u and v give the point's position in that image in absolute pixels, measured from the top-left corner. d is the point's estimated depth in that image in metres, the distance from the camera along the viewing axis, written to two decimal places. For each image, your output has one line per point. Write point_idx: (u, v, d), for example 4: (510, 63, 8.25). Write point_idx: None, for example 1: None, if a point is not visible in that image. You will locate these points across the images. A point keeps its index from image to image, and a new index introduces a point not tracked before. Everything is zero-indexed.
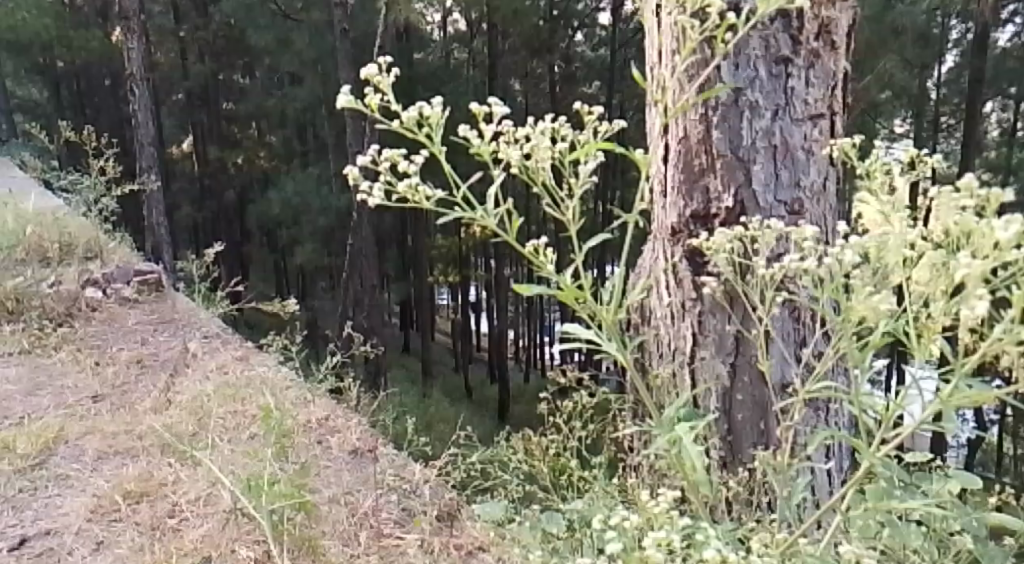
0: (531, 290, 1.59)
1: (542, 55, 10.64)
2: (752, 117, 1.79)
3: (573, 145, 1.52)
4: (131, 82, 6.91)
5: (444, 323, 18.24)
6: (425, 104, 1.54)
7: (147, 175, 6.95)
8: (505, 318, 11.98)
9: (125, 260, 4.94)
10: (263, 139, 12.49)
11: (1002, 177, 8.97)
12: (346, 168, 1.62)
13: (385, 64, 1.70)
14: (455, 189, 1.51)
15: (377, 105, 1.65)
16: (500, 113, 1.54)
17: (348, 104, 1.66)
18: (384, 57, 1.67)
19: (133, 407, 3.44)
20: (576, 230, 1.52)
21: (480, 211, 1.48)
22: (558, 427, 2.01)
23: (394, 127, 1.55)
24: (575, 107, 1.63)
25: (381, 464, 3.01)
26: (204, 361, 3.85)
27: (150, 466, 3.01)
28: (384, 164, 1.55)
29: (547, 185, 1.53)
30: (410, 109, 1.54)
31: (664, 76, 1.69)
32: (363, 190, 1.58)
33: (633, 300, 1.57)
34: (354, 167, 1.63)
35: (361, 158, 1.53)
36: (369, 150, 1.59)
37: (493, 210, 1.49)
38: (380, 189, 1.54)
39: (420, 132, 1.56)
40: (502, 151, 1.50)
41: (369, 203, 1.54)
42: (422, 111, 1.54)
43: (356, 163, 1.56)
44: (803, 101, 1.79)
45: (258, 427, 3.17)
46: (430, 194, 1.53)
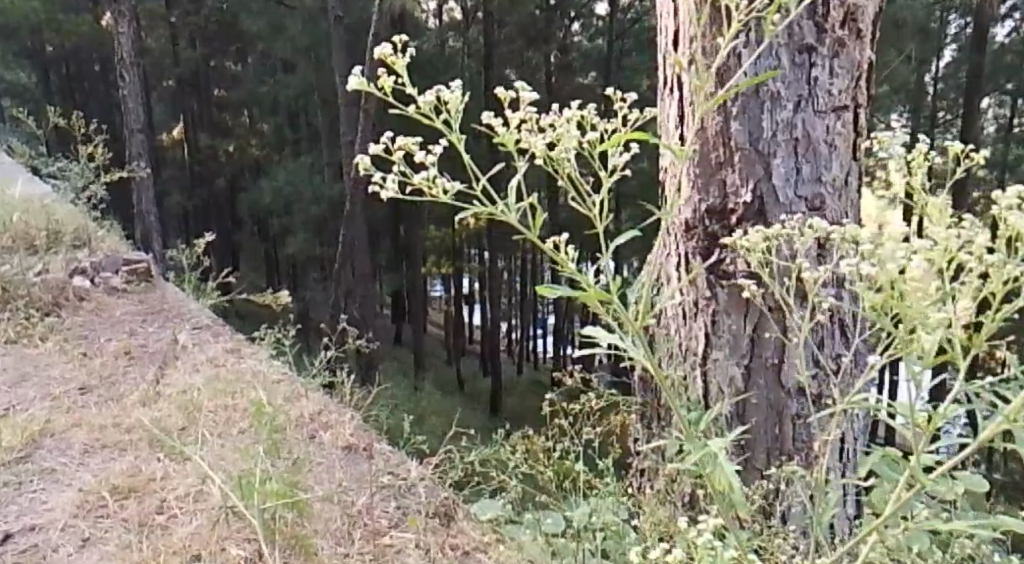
0: (553, 291, 1.51)
1: (539, 45, 10.62)
2: (773, 108, 1.71)
3: (599, 136, 1.44)
4: (121, 67, 6.79)
5: (437, 315, 18.17)
6: (441, 88, 1.46)
7: (138, 162, 6.84)
8: (500, 310, 11.89)
9: (113, 250, 4.86)
10: (255, 126, 12.42)
11: (998, 173, 8.91)
12: (356, 159, 1.54)
13: (400, 43, 1.61)
14: (475, 182, 1.43)
15: (390, 87, 1.56)
16: (528, 99, 1.46)
17: (360, 85, 1.57)
18: (399, 34, 1.58)
19: (121, 400, 3.36)
20: (602, 226, 1.43)
21: (501, 206, 1.40)
22: (563, 431, 1.91)
23: (408, 111, 1.46)
24: (604, 91, 1.55)
25: (375, 462, 2.95)
26: (194, 353, 3.76)
27: (138, 461, 2.93)
28: (399, 153, 1.47)
29: (573, 178, 1.45)
30: (427, 94, 1.46)
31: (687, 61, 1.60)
32: (374, 180, 1.50)
33: (657, 306, 1.53)
34: (365, 155, 1.55)
35: (373, 146, 1.44)
36: (382, 137, 1.51)
37: (516, 205, 1.41)
38: (395, 182, 1.45)
39: (437, 119, 1.48)
40: (528, 139, 1.41)
41: (382, 194, 1.46)
42: (439, 94, 1.46)
43: (369, 150, 1.48)
44: (827, 93, 1.71)
45: (249, 422, 3.10)
46: (447, 186, 1.43)
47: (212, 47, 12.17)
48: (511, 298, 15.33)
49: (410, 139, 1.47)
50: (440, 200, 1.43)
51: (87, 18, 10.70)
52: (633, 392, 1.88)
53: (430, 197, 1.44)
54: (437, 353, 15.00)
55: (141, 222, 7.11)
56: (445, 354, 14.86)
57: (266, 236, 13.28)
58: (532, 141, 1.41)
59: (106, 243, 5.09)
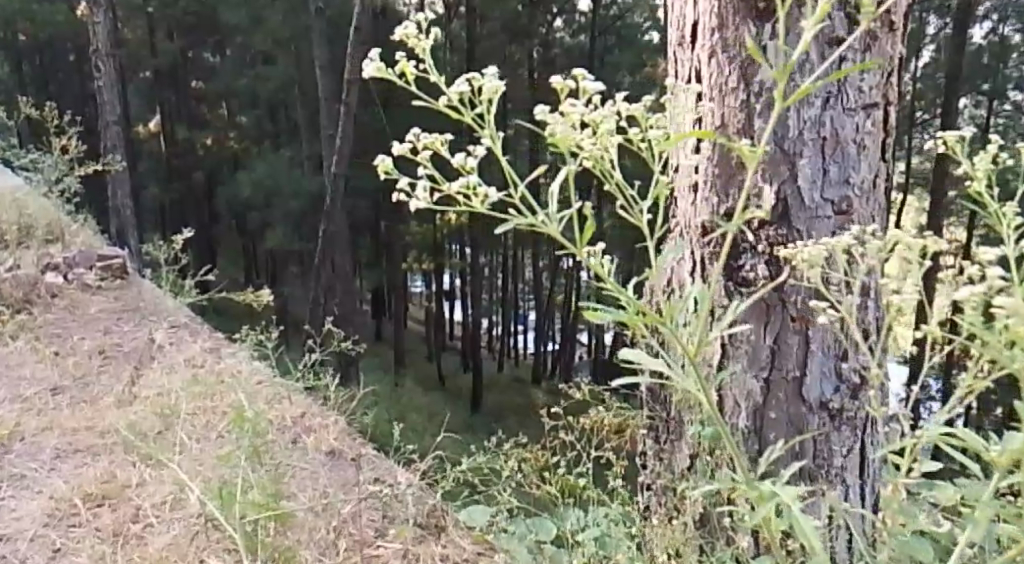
0: (603, 315, 1.40)
1: (521, 40, 10.46)
2: (800, 105, 1.49)
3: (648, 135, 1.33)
4: (96, 56, 6.62)
5: (417, 311, 18.07)
6: (474, 75, 1.34)
7: (116, 154, 6.68)
8: (481, 306, 11.77)
9: (87, 245, 4.74)
10: (233, 119, 12.27)
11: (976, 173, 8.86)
12: (376, 161, 1.42)
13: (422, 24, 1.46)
14: (514, 188, 1.30)
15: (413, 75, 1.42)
16: (590, 89, 1.35)
17: (378, 72, 1.42)
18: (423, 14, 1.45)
19: (95, 402, 3.24)
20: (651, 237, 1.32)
21: (543, 217, 1.28)
22: (566, 440, 1.80)
23: (431, 102, 1.34)
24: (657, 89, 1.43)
25: (362, 469, 2.87)
26: (171, 353, 3.65)
27: (113, 465, 2.81)
28: (429, 153, 1.36)
29: (620, 184, 1.34)
30: (460, 84, 1.34)
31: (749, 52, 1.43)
32: (400, 186, 1.38)
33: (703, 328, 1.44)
34: (387, 156, 1.42)
35: (401, 147, 1.33)
36: (407, 135, 1.39)
37: (558, 215, 1.29)
38: (425, 189, 1.32)
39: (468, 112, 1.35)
40: (574, 139, 1.30)
41: (412, 204, 1.33)
42: (474, 82, 1.35)
43: (394, 152, 1.36)
44: (857, 89, 1.49)
45: (227, 426, 2.99)
46: (486, 195, 1.31)
47: (188, 40, 12.06)
48: (493, 295, 15.21)
49: (438, 138, 1.36)
50: (477, 206, 1.31)
51: (63, 7, 10.54)
52: (646, 404, 1.77)
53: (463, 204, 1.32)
54: (418, 349, 14.86)
55: (117, 216, 6.94)
56: (425, 351, 14.72)
57: (243, 231, 13.11)
58: (576, 140, 1.30)
59: (79, 238, 4.97)
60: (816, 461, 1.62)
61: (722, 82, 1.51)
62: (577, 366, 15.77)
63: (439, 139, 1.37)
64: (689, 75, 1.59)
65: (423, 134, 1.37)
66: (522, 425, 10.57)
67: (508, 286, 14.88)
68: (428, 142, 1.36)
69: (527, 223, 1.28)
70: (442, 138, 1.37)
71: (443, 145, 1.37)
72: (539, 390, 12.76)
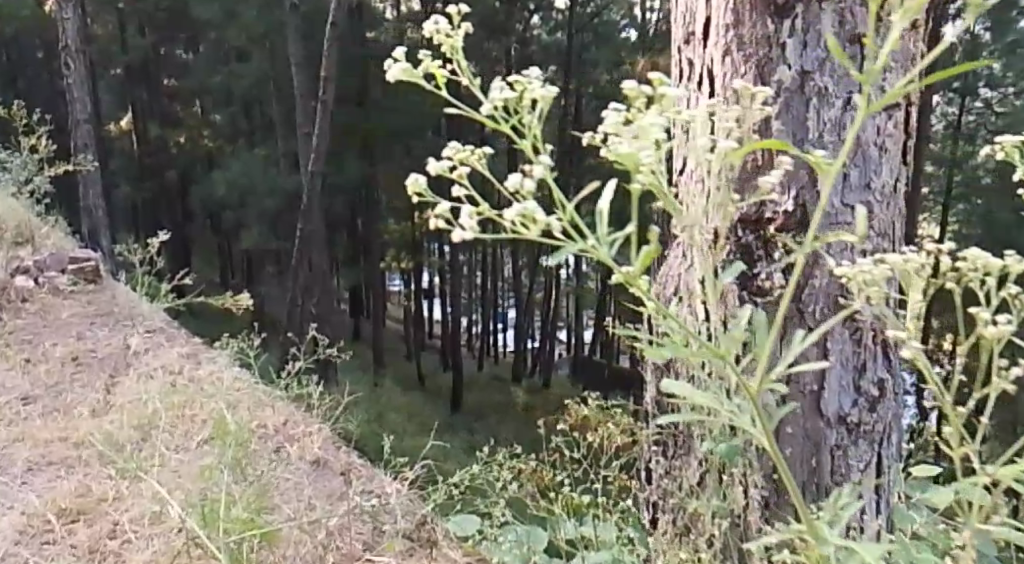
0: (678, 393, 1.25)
1: (498, 37, 10.39)
2: (819, 106, 1.39)
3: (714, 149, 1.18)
4: (65, 53, 6.46)
5: (396, 310, 18.00)
6: (520, 75, 1.14)
7: (87, 154, 6.53)
8: (460, 305, 11.66)
9: (59, 248, 4.64)
10: (206, 117, 12.12)
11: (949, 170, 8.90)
12: (406, 182, 1.23)
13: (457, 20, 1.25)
14: (562, 209, 1.07)
15: (445, 80, 1.21)
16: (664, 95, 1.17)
17: (404, 75, 1.21)
18: (457, 7, 1.24)
19: (69, 411, 3.14)
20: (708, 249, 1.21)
21: (594, 243, 1.04)
22: (570, 455, 1.72)
23: (468, 107, 1.14)
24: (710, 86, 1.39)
25: (347, 480, 2.80)
26: (146, 360, 3.56)
27: (88, 479, 2.70)
28: (464, 169, 1.16)
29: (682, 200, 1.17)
30: (500, 90, 1.13)
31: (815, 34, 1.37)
32: (437, 214, 1.16)
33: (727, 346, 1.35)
34: (417, 178, 1.22)
35: (434, 163, 1.14)
36: (442, 154, 1.20)
37: (612, 242, 1.05)
38: (473, 215, 1.08)
39: (507, 122, 1.15)
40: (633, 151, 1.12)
41: (456, 237, 1.08)
42: (519, 82, 1.14)
43: (429, 170, 1.18)
44: (879, 86, 1.41)
45: (208, 436, 2.90)
46: (543, 222, 1.06)
47: (161, 35, 11.89)
48: (471, 292, 15.18)
49: (476, 153, 1.17)
50: (523, 233, 1.08)
51: (31, 3, 10.36)
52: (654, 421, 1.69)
53: (511, 230, 1.09)
54: (397, 348, 14.77)
55: (88, 217, 6.79)
56: (404, 349, 14.61)
57: (218, 230, 12.97)
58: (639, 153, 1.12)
59: (51, 240, 4.87)
60: (833, 478, 1.53)
61: (735, 82, 1.42)
62: (556, 364, 15.72)
63: (476, 154, 1.18)
64: (701, 75, 1.50)
65: (458, 148, 1.19)
66: (502, 424, 10.45)
67: (487, 284, 14.82)
68: (465, 157, 1.17)
69: (578, 250, 1.06)
70: (480, 151, 1.18)
71: (482, 162, 1.18)
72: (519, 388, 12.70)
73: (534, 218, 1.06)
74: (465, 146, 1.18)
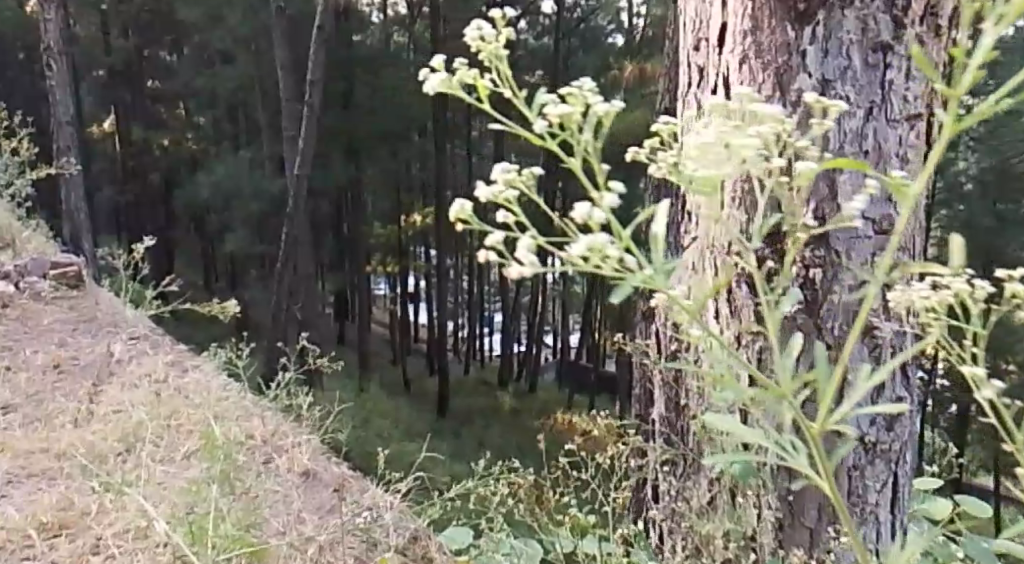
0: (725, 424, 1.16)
1: None
2: (840, 115, 1.34)
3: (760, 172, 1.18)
4: (48, 55, 6.36)
5: (381, 314, 17.96)
6: (573, 89, 1.08)
7: (70, 157, 6.43)
8: (447, 308, 11.61)
9: (40, 253, 4.58)
10: (190, 120, 12.04)
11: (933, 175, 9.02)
12: (454, 209, 1.15)
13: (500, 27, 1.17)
14: (618, 238, 1.02)
15: (489, 94, 1.13)
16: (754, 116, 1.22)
17: (446, 89, 1.13)
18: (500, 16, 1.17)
19: (51, 421, 3.06)
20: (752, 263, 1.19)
21: (650, 271, 1.00)
22: (580, 475, 1.66)
23: (520, 127, 1.07)
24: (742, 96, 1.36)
25: (336, 495, 2.73)
26: (131, 367, 3.49)
27: (71, 492, 2.63)
28: (518, 195, 1.09)
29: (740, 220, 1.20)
30: (557, 107, 1.06)
31: (865, 41, 1.32)
32: (488, 244, 1.08)
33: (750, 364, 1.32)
34: (463, 203, 1.14)
35: (491, 191, 1.06)
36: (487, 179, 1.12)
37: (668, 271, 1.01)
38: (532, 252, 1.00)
39: (555, 140, 1.09)
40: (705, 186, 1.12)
41: (516, 274, 1.01)
42: (571, 95, 1.08)
43: (477, 197, 1.09)
44: (902, 98, 1.34)
45: (195, 447, 2.84)
46: (614, 259, 1.00)
47: (144, 38, 11.79)
48: (457, 296, 15.16)
49: (525, 176, 1.10)
50: (585, 266, 1.01)
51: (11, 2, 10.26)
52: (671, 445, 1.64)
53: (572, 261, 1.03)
54: (383, 352, 14.71)
55: (70, 221, 6.68)
56: (389, 354, 14.54)
57: (202, 233, 12.88)
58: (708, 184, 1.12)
59: (32, 245, 4.82)
60: (851, 500, 1.48)
61: (754, 89, 1.38)
62: (543, 368, 15.69)
63: (524, 175, 1.11)
64: (716, 83, 1.46)
65: (505, 169, 1.11)
66: (490, 429, 10.37)
67: (474, 288, 14.80)
68: (515, 179, 1.09)
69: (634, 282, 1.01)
70: (530, 172, 1.11)
71: (530, 184, 1.10)
72: (505, 392, 12.67)
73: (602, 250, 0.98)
74: (514, 168, 1.11)
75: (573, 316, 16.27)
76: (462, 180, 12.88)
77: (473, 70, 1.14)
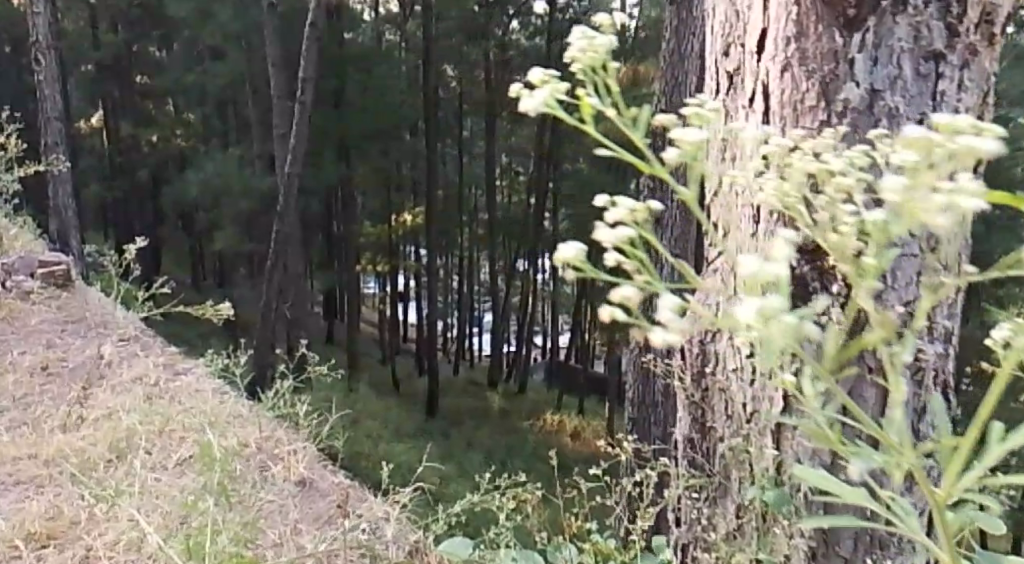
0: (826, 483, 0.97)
1: (477, 40, 10.74)
2: (889, 127, 1.26)
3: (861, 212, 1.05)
4: (37, 49, 6.26)
5: (369, 313, 17.92)
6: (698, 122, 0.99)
7: (59, 155, 6.33)
8: (437, 308, 11.58)
9: (27, 252, 4.50)
10: (180, 116, 11.96)
11: None
12: (564, 253, 0.94)
13: (584, 39, 1.02)
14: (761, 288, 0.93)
15: (590, 116, 0.97)
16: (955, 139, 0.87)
17: (547, 111, 0.94)
18: (586, 29, 1.03)
19: (39, 426, 2.97)
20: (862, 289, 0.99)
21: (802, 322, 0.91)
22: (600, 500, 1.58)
23: (637, 154, 0.95)
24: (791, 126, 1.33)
25: (332, 506, 2.66)
26: (121, 370, 3.40)
27: (60, 500, 2.54)
28: (643, 241, 0.93)
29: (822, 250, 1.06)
30: (689, 135, 0.95)
31: (918, 49, 1.24)
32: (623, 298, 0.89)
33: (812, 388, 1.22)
34: (571, 249, 0.94)
35: (623, 233, 0.89)
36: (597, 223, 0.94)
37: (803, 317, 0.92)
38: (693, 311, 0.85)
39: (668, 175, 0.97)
40: (884, 225, 0.98)
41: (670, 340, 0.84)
42: (693, 116, 1.02)
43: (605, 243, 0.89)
44: (954, 110, 1.26)
45: (189, 454, 2.75)
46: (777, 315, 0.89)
47: (134, 33, 11.71)
48: (447, 296, 15.15)
49: (645, 209, 0.93)
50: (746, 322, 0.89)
51: None
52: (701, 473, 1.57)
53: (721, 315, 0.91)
54: (373, 352, 14.62)
55: (58, 218, 6.56)
56: (378, 353, 14.49)
57: (190, 231, 12.77)
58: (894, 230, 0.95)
59: (19, 243, 4.73)
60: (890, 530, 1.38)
61: (803, 96, 1.32)
62: (532, 368, 15.73)
63: (639, 212, 0.94)
64: (753, 90, 1.39)
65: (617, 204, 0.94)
66: (480, 429, 10.33)
67: (464, 287, 14.77)
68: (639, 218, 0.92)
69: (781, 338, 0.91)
70: (644, 207, 0.94)
71: (646, 221, 0.94)
72: (496, 392, 12.64)
73: (771, 316, 0.89)
74: (630, 204, 0.93)
75: (563, 316, 16.32)
76: (453, 179, 12.91)
77: (563, 87, 0.98)
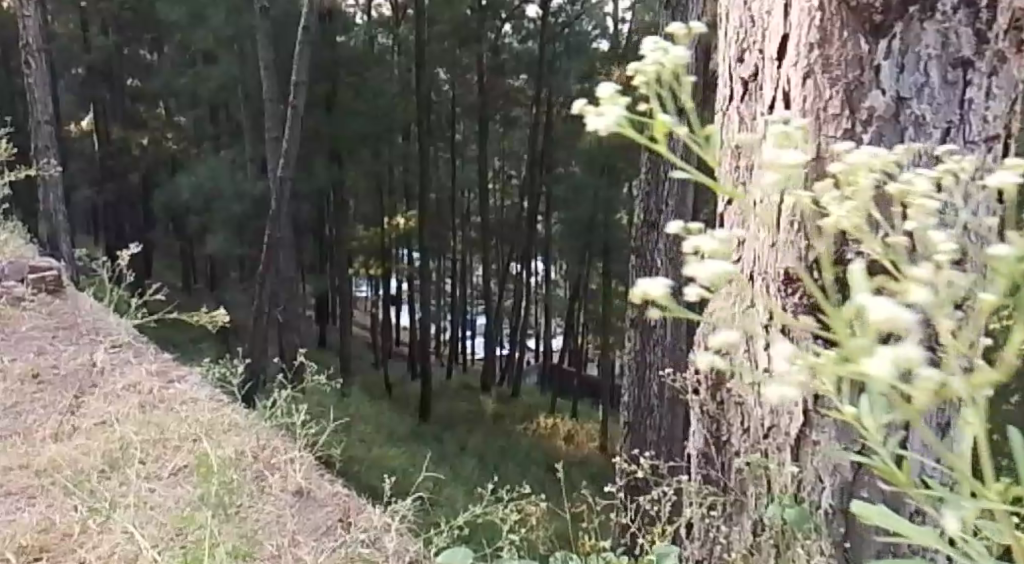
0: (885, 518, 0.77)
1: (470, 45, 10.65)
2: (915, 136, 1.23)
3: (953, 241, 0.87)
4: (28, 51, 6.19)
5: (360, 317, 17.86)
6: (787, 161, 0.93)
7: (50, 158, 6.26)
8: (429, 312, 11.48)
9: (18, 258, 4.45)
10: (171, 119, 11.89)
11: None
12: (647, 289, 0.83)
13: (653, 51, 0.95)
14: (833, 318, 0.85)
15: (666, 136, 0.89)
16: None
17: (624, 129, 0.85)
18: (656, 41, 0.95)
19: (31, 435, 2.92)
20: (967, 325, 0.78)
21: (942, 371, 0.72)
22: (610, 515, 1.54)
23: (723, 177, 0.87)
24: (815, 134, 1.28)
25: (330, 517, 2.62)
26: (115, 378, 3.35)
27: (51, 512, 2.48)
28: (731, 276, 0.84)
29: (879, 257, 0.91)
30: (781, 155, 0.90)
31: (948, 56, 1.20)
32: None
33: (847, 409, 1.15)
34: (655, 283, 0.83)
35: (723, 266, 0.78)
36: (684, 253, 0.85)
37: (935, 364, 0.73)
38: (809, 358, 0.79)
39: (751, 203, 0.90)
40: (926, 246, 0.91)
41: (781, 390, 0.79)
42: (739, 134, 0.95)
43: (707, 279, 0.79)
44: (982, 118, 1.21)
45: (185, 465, 2.70)
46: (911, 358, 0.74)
47: (124, 35, 11.65)
48: (440, 300, 15.10)
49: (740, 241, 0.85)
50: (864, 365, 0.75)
51: None
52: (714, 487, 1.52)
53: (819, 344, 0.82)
54: (365, 356, 14.56)
55: (48, 221, 6.48)
56: (370, 358, 14.43)
57: (181, 234, 12.70)
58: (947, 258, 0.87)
59: (10, 249, 4.68)
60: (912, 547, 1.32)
61: (826, 104, 1.28)
62: (525, 372, 15.71)
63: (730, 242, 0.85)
64: (774, 97, 1.36)
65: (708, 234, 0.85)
66: (474, 433, 10.29)
67: (457, 291, 14.72)
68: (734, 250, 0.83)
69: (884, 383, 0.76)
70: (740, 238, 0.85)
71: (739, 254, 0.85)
72: (489, 396, 12.60)
73: (913, 367, 0.69)
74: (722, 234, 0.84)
75: (556, 320, 16.30)
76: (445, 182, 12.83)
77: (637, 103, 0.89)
